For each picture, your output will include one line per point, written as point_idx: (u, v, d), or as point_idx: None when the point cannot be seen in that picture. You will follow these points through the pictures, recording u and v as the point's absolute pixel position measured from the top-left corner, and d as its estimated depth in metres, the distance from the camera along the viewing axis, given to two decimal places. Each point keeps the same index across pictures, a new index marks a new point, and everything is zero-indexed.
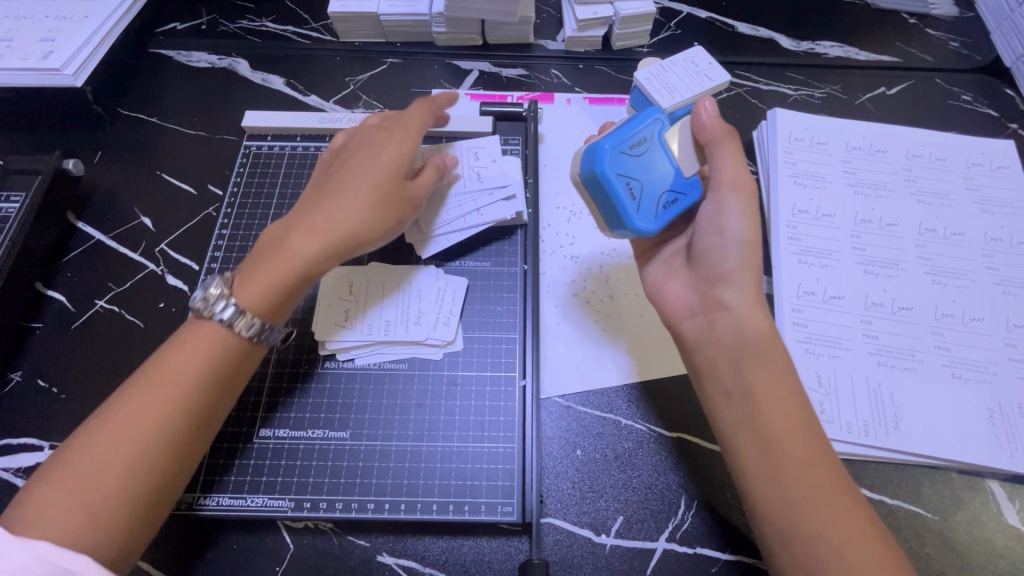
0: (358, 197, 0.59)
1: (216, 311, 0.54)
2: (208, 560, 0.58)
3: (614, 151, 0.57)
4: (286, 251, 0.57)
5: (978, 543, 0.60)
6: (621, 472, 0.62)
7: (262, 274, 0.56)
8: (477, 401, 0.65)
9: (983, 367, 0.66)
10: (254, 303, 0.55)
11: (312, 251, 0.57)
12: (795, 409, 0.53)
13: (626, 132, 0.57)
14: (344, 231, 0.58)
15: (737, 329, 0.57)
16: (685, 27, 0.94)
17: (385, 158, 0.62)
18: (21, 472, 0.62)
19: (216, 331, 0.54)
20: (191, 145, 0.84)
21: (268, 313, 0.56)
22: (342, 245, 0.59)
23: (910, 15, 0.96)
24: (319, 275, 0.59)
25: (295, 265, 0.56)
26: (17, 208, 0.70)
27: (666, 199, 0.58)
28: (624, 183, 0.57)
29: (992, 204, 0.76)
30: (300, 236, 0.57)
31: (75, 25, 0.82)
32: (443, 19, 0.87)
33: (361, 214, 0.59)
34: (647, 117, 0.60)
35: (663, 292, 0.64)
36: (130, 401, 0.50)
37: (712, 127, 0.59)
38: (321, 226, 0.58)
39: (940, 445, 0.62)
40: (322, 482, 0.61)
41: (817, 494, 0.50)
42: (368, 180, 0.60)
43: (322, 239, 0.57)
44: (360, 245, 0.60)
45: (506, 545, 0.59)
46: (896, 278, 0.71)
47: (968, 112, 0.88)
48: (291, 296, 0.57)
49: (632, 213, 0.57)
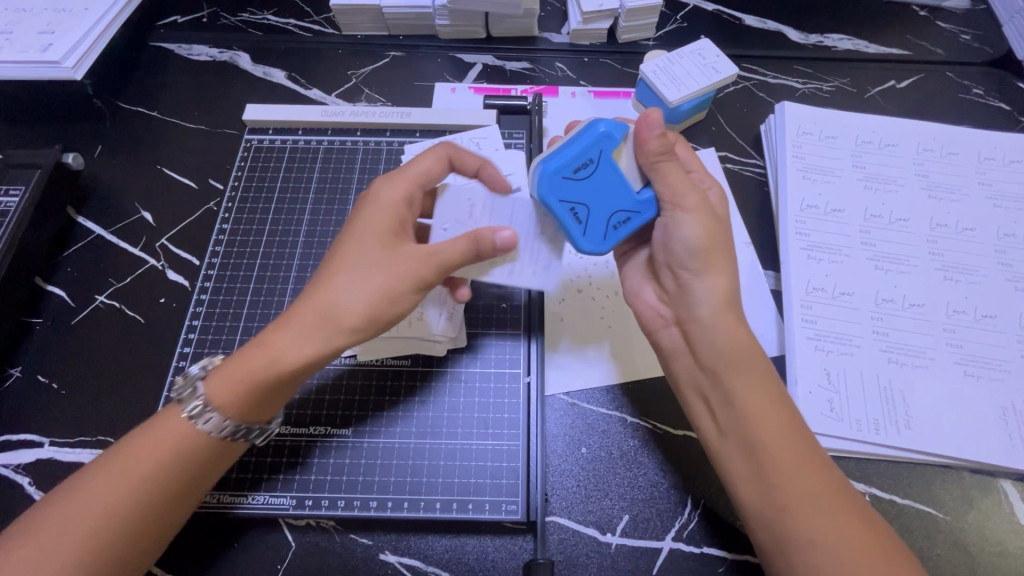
0: (344, 274, 0.52)
1: (186, 406, 0.51)
2: (209, 558, 0.58)
3: (555, 176, 0.54)
4: (261, 342, 0.51)
5: (990, 543, 0.59)
6: (626, 470, 0.61)
7: (234, 363, 0.51)
8: (480, 398, 0.65)
9: (995, 364, 0.65)
10: (221, 404, 0.50)
11: (281, 343, 0.50)
12: (778, 418, 0.52)
13: (568, 156, 0.54)
14: (319, 317, 0.51)
15: (711, 340, 0.55)
16: (691, 19, 0.93)
17: (379, 230, 0.55)
18: (21, 469, 0.61)
19: (182, 425, 0.51)
20: (192, 139, 0.83)
21: (236, 412, 0.51)
22: (321, 328, 0.51)
23: (921, 7, 0.95)
24: (294, 372, 0.51)
25: (274, 365, 0.50)
26: (17, 202, 0.69)
27: (618, 220, 0.56)
28: (568, 208, 0.55)
29: (1004, 199, 0.74)
30: (276, 333, 0.51)
31: (76, 18, 0.81)
32: (446, 12, 0.86)
33: (341, 293, 0.51)
34: (594, 133, 0.55)
35: (637, 301, 0.64)
36: (102, 474, 0.49)
37: (651, 146, 0.54)
38: (292, 315, 0.51)
39: (951, 444, 0.61)
40: (324, 479, 0.61)
41: (804, 499, 0.49)
42: (358, 249, 0.54)
43: (289, 332, 0.51)
44: (345, 331, 0.51)
45: (510, 544, 0.58)
46: (907, 274, 0.70)
47: (979, 105, 0.86)
48: (265, 394, 0.51)
49: (580, 237, 0.56)
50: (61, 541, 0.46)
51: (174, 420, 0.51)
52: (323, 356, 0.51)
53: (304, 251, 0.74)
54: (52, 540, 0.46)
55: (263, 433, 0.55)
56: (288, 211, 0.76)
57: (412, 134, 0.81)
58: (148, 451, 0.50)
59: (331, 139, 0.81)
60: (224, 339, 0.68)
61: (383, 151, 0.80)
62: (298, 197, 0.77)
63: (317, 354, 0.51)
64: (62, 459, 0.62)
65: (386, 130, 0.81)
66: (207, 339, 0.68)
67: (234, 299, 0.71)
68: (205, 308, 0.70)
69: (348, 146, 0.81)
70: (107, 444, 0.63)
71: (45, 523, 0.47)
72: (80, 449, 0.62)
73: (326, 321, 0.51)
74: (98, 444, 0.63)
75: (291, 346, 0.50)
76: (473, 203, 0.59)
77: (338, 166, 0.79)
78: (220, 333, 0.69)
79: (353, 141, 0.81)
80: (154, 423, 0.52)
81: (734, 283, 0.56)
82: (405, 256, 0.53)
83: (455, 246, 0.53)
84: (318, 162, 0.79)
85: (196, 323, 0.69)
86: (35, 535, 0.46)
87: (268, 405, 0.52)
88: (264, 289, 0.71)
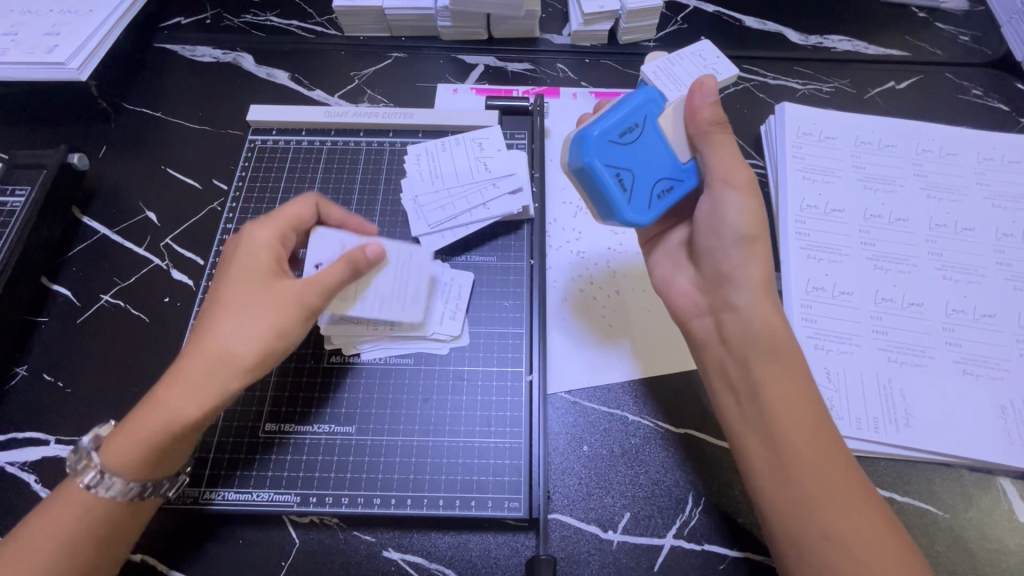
0: (230, 320, 0.53)
1: (82, 477, 0.50)
2: (214, 555, 0.58)
3: (603, 140, 0.55)
4: (151, 399, 0.51)
5: (988, 540, 0.59)
6: (627, 468, 0.62)
7: (129, 426, 0.51)
8: (483, 396, 0.65)
9: (994, 363, 0.65)
10: (120, 466, 0.50)
11: (169, 397, 0.51)
12: (809, 411, 0.52)
13: (616, 120, 0.55)
14: (213, 369, 0.51)
15: (747, 329, 0.55)
16: (692, 20, 0.93)
17: (258, 275, 0.56)
18: (27, 466, 0.62)
19: (83, 496, 0.50)
20: (196, 139, 0.83)
21: (142, 472, 0.50)
22: (216, 379, 0.51)
23: (920, 8, 0.95)
24: (191, 423, 0.51)
25: (171, 419, 0.50)
26: (23, 202, 0.70)
27: (662, 187, 0.57)
28: (614, 173, 0.55)
29: (1002, 199, 0.75)
30: (166, 388, 0.51)
31: (80, 20, 0.82)
32: (448, 13, 0.86)
33: (232, 342, 0.52)
34: (639, 101, 0.57)
35: (671, 289, 0.64)
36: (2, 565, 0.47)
37: (703, 115, 0.56)
38: (182, 370, 0.51)
39: (950, 442, 0.62)
40: (328, 477, 0.61)
41: (827, 494, 0.49)
42: (243, 297, 0.54)
43: (184, 387, 0.51)
44: (241, 376, 0.52)
45: (512, 541, 0.59)
46: (907, 273, 0.70)
47: (978, 106, 0.87)
48: (167, 449, 0.51)
49: (626, 205, 0.55)
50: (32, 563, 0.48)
51: (71, 494, 0.50)
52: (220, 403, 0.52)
53: None
54: None
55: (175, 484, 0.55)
56: None
57: (415, 134, 0.81)
58: (51, 531, 0.49)
59: (334, 139, 0.82)
60: None
61: (386, 152, 0.81)
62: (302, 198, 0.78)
63: (214, 401, 0.51)
64: (68, 456, 0.62)
65: (389, 130, 0.82)
66: None
67: None
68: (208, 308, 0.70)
69: (351, 146, 0.81)
70: None
71: None
72: None
73: (218, 370, 0.51)
74: None
75: (179, 395, 0.50)
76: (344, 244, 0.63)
77: (341, 167, 0.80)
78: None
79: (355, 142, 0.81)
80: (49, 505, 0.50)
81: (773, 273, 0.56)
82: (294, 298, 0.54)
83: (332, 270, 0.56)
84: (321, 163, 0.80)
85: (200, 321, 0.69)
86: None
87: (174, 458, 0.52)
88: None
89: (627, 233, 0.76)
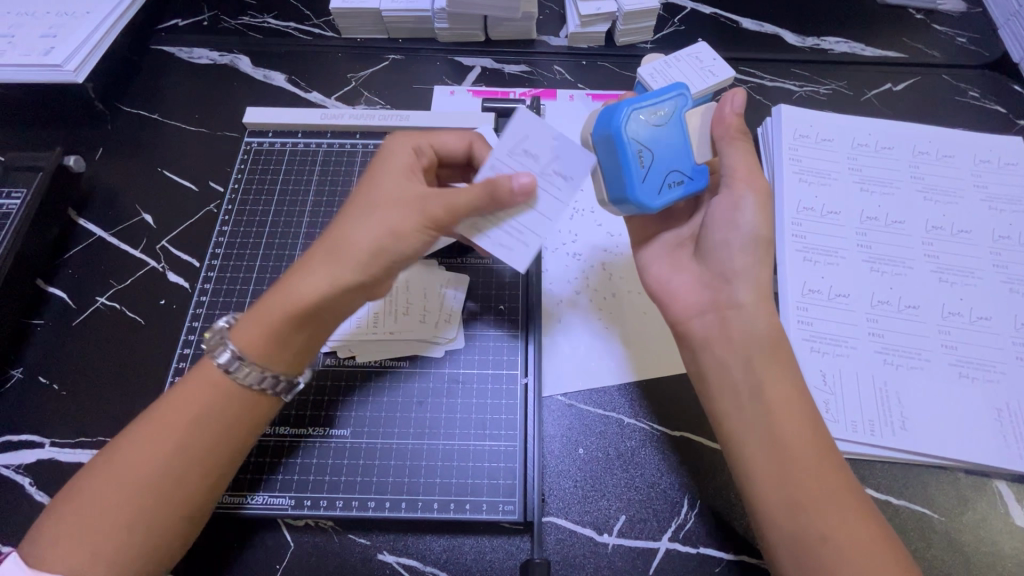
0: (356, 215, 0.54)
1: (215, 356, 0.52)
2: (206, 557, 0.58)
3: (634, 115, 0.56)
4: (281, 284, 0.53)
5: (984, 544, 0.59)
6: (623, 470, 0.62)
7: (257, 311, 0.53)
8: (478, 399, 0.65)
9: (990, 366, 0.65)
10: (245, 345, 0.52)
11: (298, 280, 0.52)
12: (806, 410, 0.53)
13: (650, 100, 0.56)
14: (331, 253, 0.52)
15: (751, 329, 0.55)
16: (689, 22, 0.93)
17: (400, 176, 0.56)
18: (22, 469, 0.62)
19: (217, 377, 0.52)
20: (193, 141, 0.83)
21: (263, 356, 0.52)
22: (333, 263, 0.52)
23: (917, 10, 0.95)
24: (315, 310, 0.51)
25: (291, 302, 0.51)
26: (18, 204, 0.70)
27: (674, 178, 0.58)
28: (636, 149, 0.56)
29: (999, 201, 0.75)
30: (298, 275, 0.52)
31: (77, 22, 0.82)
32: (445, 16, 0.86)
33: (352, 231, 0.53)
34: (674, 92, 0.58)
35: (670, 288, 0.63)
36: (133, 442, 0.49)
37: (730, 122, 0.59)
38: (310, 257, 0.53)
39: (946, 445, 0.61)
40: (322, 480, 0.61)
41: (830, 493, 0.49)
42: (374, 191, 0.55)
43: (307, 270, 0.52)
44: (352, 266, 0.52)
45: (507, 544, 0.59)
46: (903, 275, 0.70)
47: (975, 108, 0.87)
48: (285, 333, 0.52)
49: (637, 182, 0.56)
50: (94, 520, 0.46)
51: (207, 370, 0.52)
52: (333, 293, 0.51)
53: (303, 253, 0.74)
54: (93, 509, 0.47)
55: (289, 389, 0.56)
56: (288, 213, 0.77)
57: None
58: (179, 412, 0.51)
59: (330, 142, 0.82)
60: None
61: None
62: (298, 200, 0.78)
63: (326, 288, 0.51)
64: (63, 459, 0.62)
65: (385, 133, 0.82)
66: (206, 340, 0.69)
67: (233, 300, 0.71)
68: (201, 321, 0.70)
69: (347, 148, 0.81)
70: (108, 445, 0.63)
71: (84, 495, 0.48)
72: (80, 450, 0.63)
73: (336, 256, 0.52)
74: (98, 444, 0.63)
75: (309, 280, 0.52)
76: None
77: (338, 169, 0.80)
78: None
79: (352, 144, 0.81)
80: (184, 386, 0.52)
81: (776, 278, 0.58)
82: (423, 205, 0.53)
83: (469, 193, 0.52)
84: (318, 165, 0.80)
85: (196, 325, 0.69)
86: (69, 516, 0.47)
87: (291, 350, 0.53)
88: (263, 290, 0.72)
89: (622, 235, 0.76)
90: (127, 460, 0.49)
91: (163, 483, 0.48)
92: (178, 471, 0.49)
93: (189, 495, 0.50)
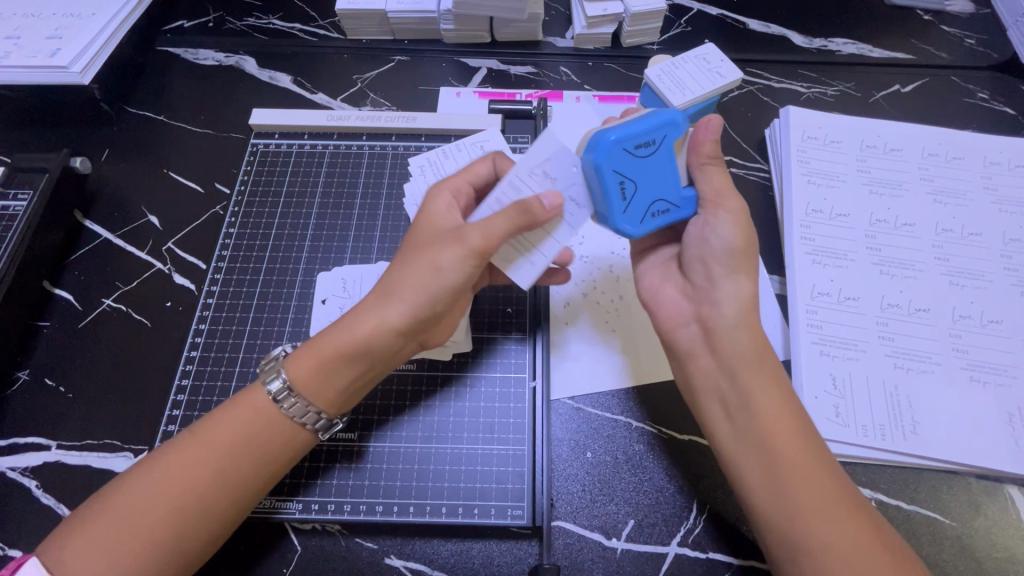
0: (407, 258, 0.54)
1: (265, 382, 0.53)
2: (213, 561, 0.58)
3: (618, 147, 0.52)
4: (335, 324, 0.54)
5: (996, 549, 0.59)
6: (632, 474, 0.61)
7: (309, 347, 0.54)
8: (486, 403, 0.65)
9: (1001, 370, 0.65)
10: (296, 380, 0.52)
11: (351, 322, 0.53)
12: (796, 420, 0.52)
13: (637, 130, 0.53)
14: (384, 295, 0.53)
15: (736, 340, 0.55)
16: (695, 23, 0.93)
17: (443, 216, 0.56)
18: (28, 472, 0.62)
19: (263, 402, 0.52)
20: (199, 142, 0.83)
21: (311, 392, 0.52)
22: (387, 301, 0.53)
23: (925, 12, 0.95)
24: (364, 349, 0.52)
25: (344, 342, 0.52)
26: (25, 206, 0.70)
27: (658, 208, 0.56)
28: (620, 182, 0.53)
29: (1009, 203, 0.74)
30: (351, 317, 0.53)
31: (83, 23, 0.82)
32: (451, 16, 0.86)
33: (403, 274, 0.53)
34: (663, 118, 0.54)
35: (659, 299, 0.63)
36: (172, 456, 0.50)
37: (704, 149, 0.56)
38: (365, 299, 0.55)
39: (958, 450, 0.61)
40: (329, 484, 0.61)
41: (824, 502, 0.48)
42: (423, 234, 0.56)
43: (361, 312, 0.53)
44: (400, 306, 0.52)
45: (515, 548, 0.58)
46: (912, 278, 0.70)
47: (984, 110, 0.86)
48: (336, 370, 0.53)
49: (620, 215, 0.55)
50: (122, 531, 0.46)
51: (256, 395, 0.53)
52: (384, 333, 0.52)
53: (309, 255, 0.74)
54: (123, 518, 0.47)
55: (328, 428, 0.55)
56: (294, 215, 0.77)
57: (417, 138, 0.81)
58: (220, 432, 0.51)
59: (336, 143, 0.81)
60: (229, 343, 0.68)
61: (389, 155, 0.80)
62: (304, 201, 0.77)
63: (378, 329, 0.52)
64: (69, 462, 0.62)
65: (391, 134, 0.82)
66: (213, 343, 0.68)
67: (240, 302, 0.71)
68: (207, 323, 0.69)
69: (353, 150, 0.81)
70: (114, 447, 0.63)
71: (116, 503, 0.47)
72: (86, 453, 0.63)
73: (388, 295, 0.53)
74: (104, 447, 0.63)
75: (360, 320, 0.53)
76: (346, 281, 0.71)
77: (344, 170, 0.79)
78: (226, 336, 0.69)
79: (358, 146, 0.81)
80: (230, 407, 0.53)
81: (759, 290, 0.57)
82: (463, 237, 0.52)
83: (502, 218, 0.51)
84: (324, 167, 0.80)
85: (202, 327, 0.69)
86: (96, 520, 0.47)
87: (338, 388, 0.53)
88: (270, 292, 0.71)
89: None
90: (164, 472, 0.49)
91: (194, 503, 0.48)
92: (212, 492, 0.49)
93: (217, 518, 0.49)
